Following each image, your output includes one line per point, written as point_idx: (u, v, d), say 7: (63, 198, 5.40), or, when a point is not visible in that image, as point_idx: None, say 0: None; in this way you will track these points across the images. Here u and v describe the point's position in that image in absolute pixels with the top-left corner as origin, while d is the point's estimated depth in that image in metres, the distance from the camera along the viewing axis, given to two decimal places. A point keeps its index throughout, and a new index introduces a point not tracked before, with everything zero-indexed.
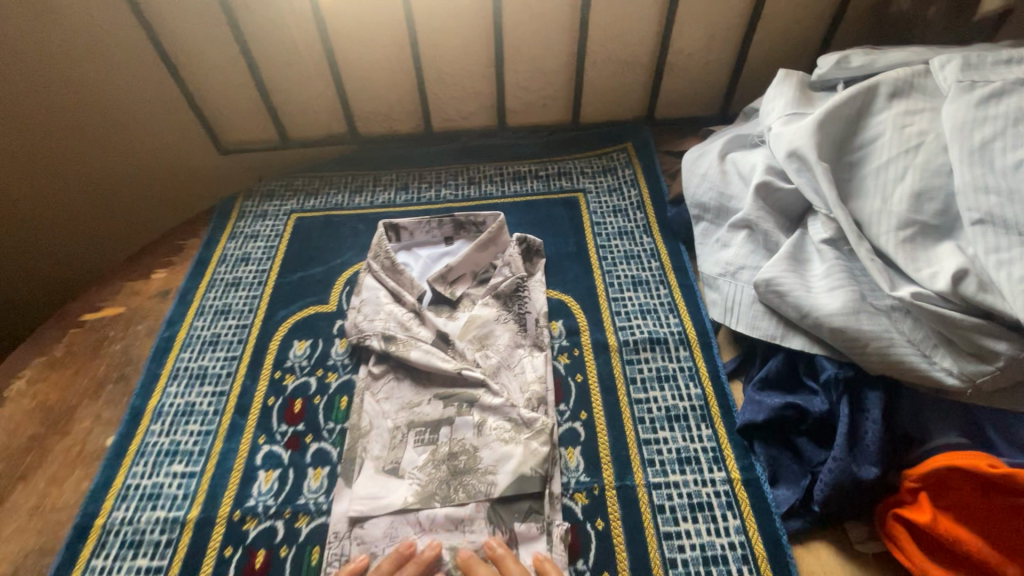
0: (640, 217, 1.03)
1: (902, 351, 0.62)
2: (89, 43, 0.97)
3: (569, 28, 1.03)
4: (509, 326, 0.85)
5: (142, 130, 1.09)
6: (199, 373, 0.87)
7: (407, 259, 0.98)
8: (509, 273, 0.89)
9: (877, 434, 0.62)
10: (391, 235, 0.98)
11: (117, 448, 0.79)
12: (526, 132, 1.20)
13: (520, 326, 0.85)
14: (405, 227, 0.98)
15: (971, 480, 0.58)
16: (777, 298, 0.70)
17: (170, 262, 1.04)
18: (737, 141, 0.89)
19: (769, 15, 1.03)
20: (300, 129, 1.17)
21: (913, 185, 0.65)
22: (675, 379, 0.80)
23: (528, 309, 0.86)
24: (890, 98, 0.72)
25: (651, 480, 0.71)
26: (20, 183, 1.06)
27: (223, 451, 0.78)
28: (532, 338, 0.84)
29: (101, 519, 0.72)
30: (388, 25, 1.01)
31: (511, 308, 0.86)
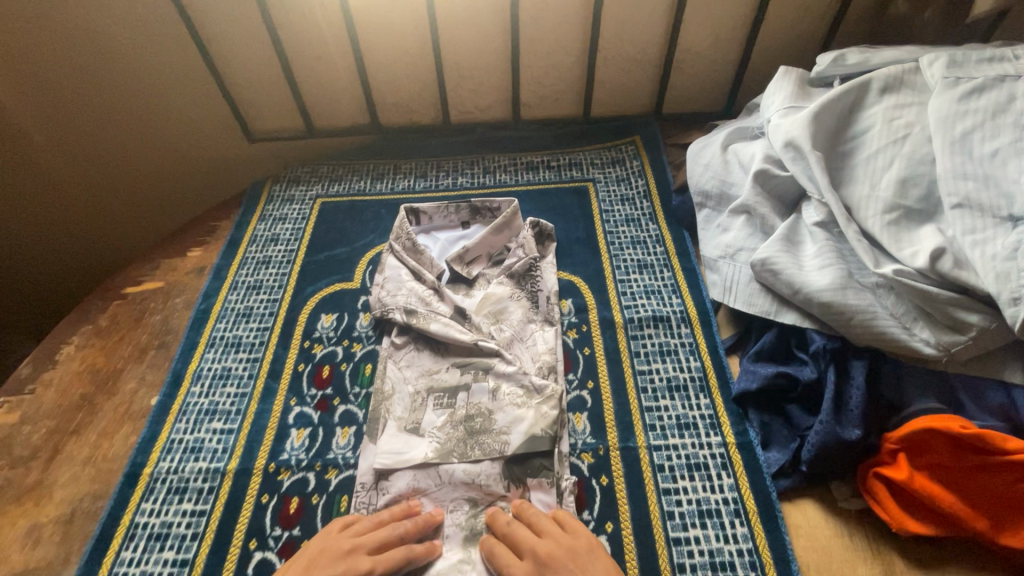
0: (647, 205, 1.09)
1: (884, 324, 0.68)
2: (133, 35, 1.04)
3: (582, 25, 1.09)
4: (522, 303, 0.91)
5: (179, 118, 1.16)
6: (234, 341, 0.94)
7: (426, 241, 1.04)
8: (523, 254, 0.95)
9: (861, 400, 0.68)
10: (412, 219, 1.05)
11: (161, 406, 0.86)
12: (539, 125, 1.26)
13: (533, 303, 0.91)
14: (425, 211, 1.04)
15: (948, 442, 0.64)
16: (772, 276, 0.75)
17: (205, 242, 1.11)
18: (738, 133, 0.95)
19: (772, 15, 1.08)
20: (325, 119, 1.24)
21: (899, 172, 0.71)
22: (677, 353, 0.86)
23: (539, 288, 0.92)
24: (881, 93, 0.77)
25: (652, 442, 0.78)
26: (68, 164, 1.15)
27: (258, 411, 0.85)
28: (543, 314, 0.90)
29: (149, 468, 0.80)
30: (412, 21, 1.08)
31: (524, 286, 0.92)
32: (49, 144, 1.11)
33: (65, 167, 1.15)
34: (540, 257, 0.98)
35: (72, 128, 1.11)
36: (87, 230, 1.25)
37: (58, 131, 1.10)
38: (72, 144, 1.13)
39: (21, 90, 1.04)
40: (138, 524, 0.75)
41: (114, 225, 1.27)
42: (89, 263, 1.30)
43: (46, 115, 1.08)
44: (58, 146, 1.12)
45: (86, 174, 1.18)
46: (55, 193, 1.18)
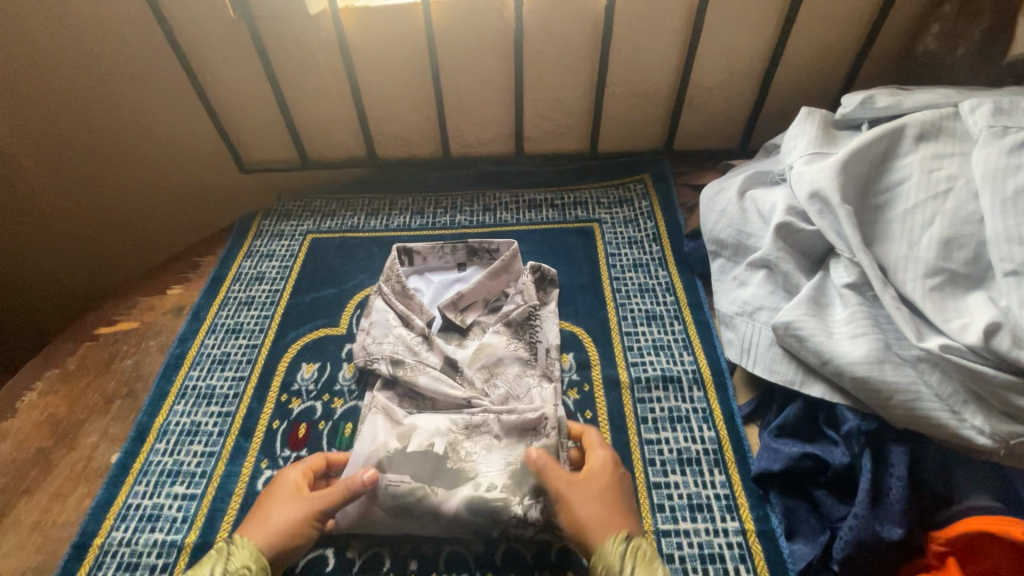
0: (656, 249, 1.01)
1: (928, 406, 0.60)
2: (122, 60, 1.00)
3: (590, 59, 1.04)
4: (519, 355, 0.82)
5: (165, 144, 1.12)
6: (207, 392, 0.87)
7: (418, 284, 0.97)
8: (521, 300, 0.85)
9: (903, 493, 0.59)
10: (404, 258, 0.97)
11: (121, 465, 0.79)
12: (543, 160, 1.20)
13: (531, 356, 0.82)
14: (418, 251, 0.96)
15: (1010, 551, 0.54)
16: (797, 342, 0.67)
17: (187, 279, 1.05)
18: (757, 178, 0.87)
19: (791, 52, 1.02)
20: (321, 151, 1.19)
21: (941, 232, 0.63)
22: (689, 421, 0.78)
23: (538, 338, 0.83)
24: (917, 140, 0.70)
25: (660, 527, 0.69)
26: (52, 187, 1.13)
27: (225, 473, 0.78)
28: (542, 368, 0.81)
29: (100, 539, 0.72)
30: (411, 53, 1.03)
31: (522, 336, 0.83)
32: (30, 163, 1.09)
33: (49, 191, 1.14)
34: (541, 305, 0.89)
35: (55, 149, 1.08)
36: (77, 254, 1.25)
37: (41, 152, 1.08)
38: (55, 165, 1.11)
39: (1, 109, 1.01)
40: None
41: (102, 251, 1.26)
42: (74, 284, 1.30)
43: (26, 135, 1.05)
44: (40, 168, 1.10)
45: (71, 198, 1.16)
46: (40, 217, 1.17)
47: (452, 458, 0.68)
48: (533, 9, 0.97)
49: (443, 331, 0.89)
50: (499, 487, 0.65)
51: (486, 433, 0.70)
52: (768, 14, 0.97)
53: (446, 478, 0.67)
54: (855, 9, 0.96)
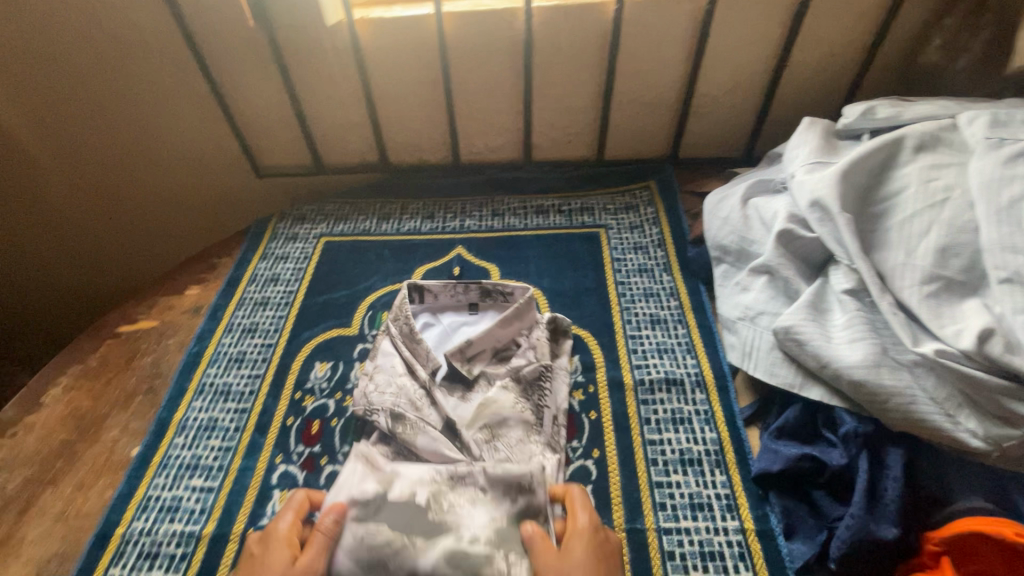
0: (661, 255, 1.04)
1: (923, 409, 0.61)
2: (147, 69, 1.04)
3: (597, 69, 1.07)
4: (525, 417, 0.78)
5: (185, 149, 1.16)
6: (224, 389, 0.90)
7: (428, 321, 0.94)
8: (533, 357, 0.84)
9: (898, 493, 0.61)
10: (414, 295, 0.94)
11: (141, 459, 0.82)
12: (551, 167, 1.23)
13: (537, 419, 0.78)
14: (430, 288, 0.93)
15: (998, 549, 0.57)
16: (796, 347, 0.69)
17: (204, 280, 1.08)
18: (760, 186, 0.89)
19: (795, 64, 1.05)
20: (334, 156, 1.22)
21: (938, 239, 0.65)
22: (691, 422, 0.80)
23: (546, 402, 0.80)
24: (915, 151, 0.72)
25: (662, 524, 0.71)
26: (70, 193, 1.19)
27: (241, 468, 0.80)
28: (547, 435, 0.77)
29: (121, 528, 0.75)
30: (423, 61, 1.06)
31: (530, 397, 0.80)
32: (50, 167, 1.14)
33: (66, 196, 1.19)
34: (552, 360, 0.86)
35: (77, 154, 1.13)
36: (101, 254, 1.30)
37: (63, 157, 1.13)
38: (76, 169, 1.15)
39: (27, 115, 1.07)
40: None
41: (122, 252, 1.31)
42: (93, 286, 1.36)
43: (53, 138, 1.10)
44: (62, 173, 1.15)
45: (86, 202, 1.21)
46: (57, 222, 1.22)
47: (434, 509, 0.61)
48: (542, 21, 1.00)
49: (446, 381, 0.85)
50: (483, 540, 0.58)
51: (472, 484, 0.64)
52: (772, 25, 0.99)
53: (427, 528, 0.59)
54: (858, 20, 0.98)
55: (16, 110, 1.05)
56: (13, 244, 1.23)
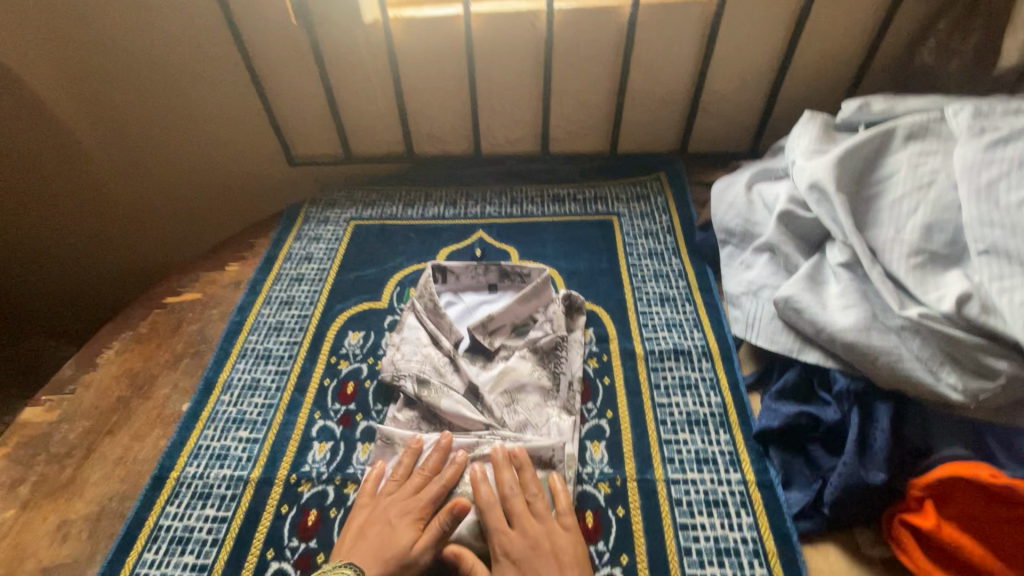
0: (670, 240, 1.11)
1: (909, 367, 0.68)
2: (195, 62, 1.12)
3: (613, 66, 1.14)
4: (542, 383, 0.85)
5: (226, 137, 1.25)
6: (264, 354, 0.97)
7: (451, 301, 1.01)
8: (549, 329, 0.90)
9: (885, 442, 0.67)
10: (438, 277, 1.01)
11: (191, 413, 0.89)
12: (567, 159, 1.30)
13: (554, 384, 0.86)
14: (452, 270, 1.01)
15: (976, 491, 0.62)
16: (795, 314, 0.76)
17: (243, 258, 1.16)
18: (763, 174, 0.97)
19: (798, 64, 1.12)
20: (363, 146, 1.30)
21: (924, 217, 0.72)
22: (697, 388, 0.86)
23: (563, 369, 0.87)
24: (906, 140, 0.79)
25: (670, 475, 0.77)
26: (114, 175, 1.29)
27: (283, 422, 0.88)
28: (563, 400, 0.84)
29: (175, 472, 0.82)
30: (451, 59, 1.14)
31: (547, 365, 0.87)
32: (99, 151, 1.24)
33: (110, 179, 1.30)
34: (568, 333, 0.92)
35: (122, 140, 1.23)
36: (144, 233, 1.42)
37: (108, 142, 1.23)
38: (119, 152, 1.25)
39: (79, 103, 1.17)
40: (161, 526, 0.77)
41: (164, 232, 1.42)
42: (126, 261, 1.48)
43: (105, 123, 1.20)
44: (107, 155, 1.26)
45: (127, 184, 1.31)
46: (99, 201, 1.33)
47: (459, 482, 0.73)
48: (563, 22, 1.08)
49: (469, 352, 0.92)
50: None
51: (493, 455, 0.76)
52: (778, 27, 1.07)
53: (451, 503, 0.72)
54: (858, 23, 1.06)
55: (69, 97, 1.16)
56: (58, 216, 1.35)
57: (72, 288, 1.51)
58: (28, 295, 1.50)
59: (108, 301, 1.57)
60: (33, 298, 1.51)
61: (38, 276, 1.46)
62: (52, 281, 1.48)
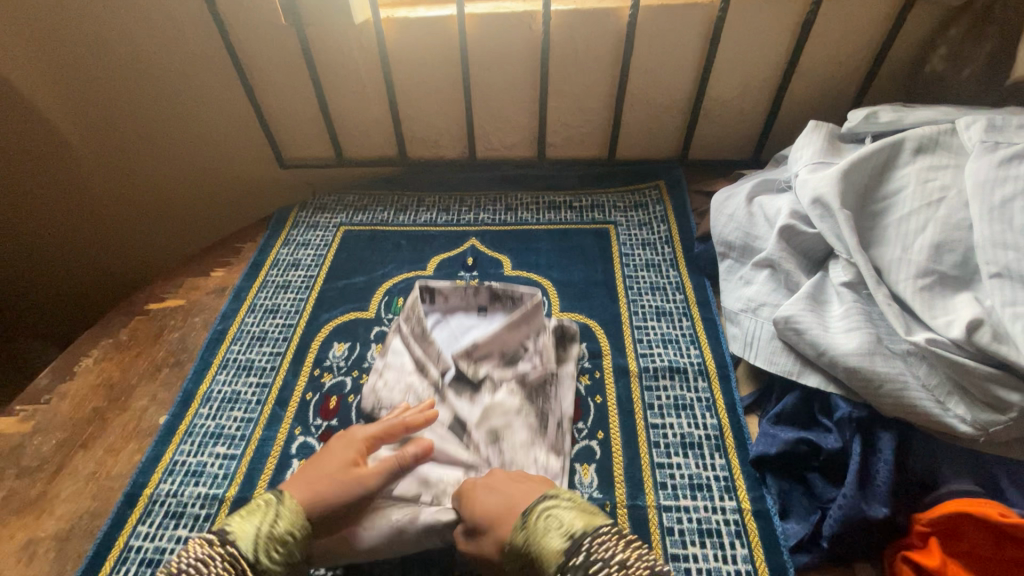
0: (668, 251, 1.07)
1: (915, 396, 0.65)
2: (181, 62, 1.09)
3: (611, 71, 1.11)
4: (528, 422, 0.80)
5: (214, 139, 1.22)
6: (246, 365, 0.94)
7: (439, 325, 0.96)
8: (539, 362, 0.84)
9: (889, 475, 0.64)
10: (426, 297, 0.96)
11: (168, 426, 0.86)
12: (563, 165, 1.27)
13: (541, 423, 0.80)
14: (441, 291, 0.96)
15: (986, 531, 0.59)
16: (795, 335, 0.73)
17: (229, 263, 1.13)
18: (765, 186, 0.93)
19: (804, 70, 1.08)
20: (355, 149, 1.27)
21: (933, 236, 0.68)
22: (692, 409, 0.83)
23: (551, 407, 0.81)
24: (915, 152, 0.76)
25: (662, 502, 0.74)
26: (97, 174, 1.26)
27: (262, 437, 0.85)
28: (550, 442, 0.79)
29: (149, 489, 0.79)
30: (445, 61, 1.11)
31: (535, 402, 0.82)
32: (83, 152, 1.22)
33: (92, 176, 1.26)
34: (558, 366, 0.86)
35: (108, 139, 1.20)
36: (132, 235, 1.39)
37: (92, 142, 1.21)
38: (104, 151, 1.22)
39: (62, 101, 1.14)
40: (131, 547, 0.74)
41: (153, 235, 1.40)
42: (107, 262, 1.45)
43: (92, 123, 1.17)
44: (91, 155, 1.23)
45: (112, 183, 1.28)
46: (82, 199, 1.30)
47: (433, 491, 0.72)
48: (560, 24, 1.04)
49: (454, 383, 0.85)
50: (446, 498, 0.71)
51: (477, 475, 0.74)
52: (783, 32, 1.03)
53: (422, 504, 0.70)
54: (866, 29, 1.02)
55: (53, 97, 1.13)
56: (40, 215, 1.32)
57: (52, 287, 1.48)
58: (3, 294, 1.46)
59: (89, 302, 1.54)
60: (11, 299, 1.48)
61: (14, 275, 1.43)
62: (29, 279, 1.45)
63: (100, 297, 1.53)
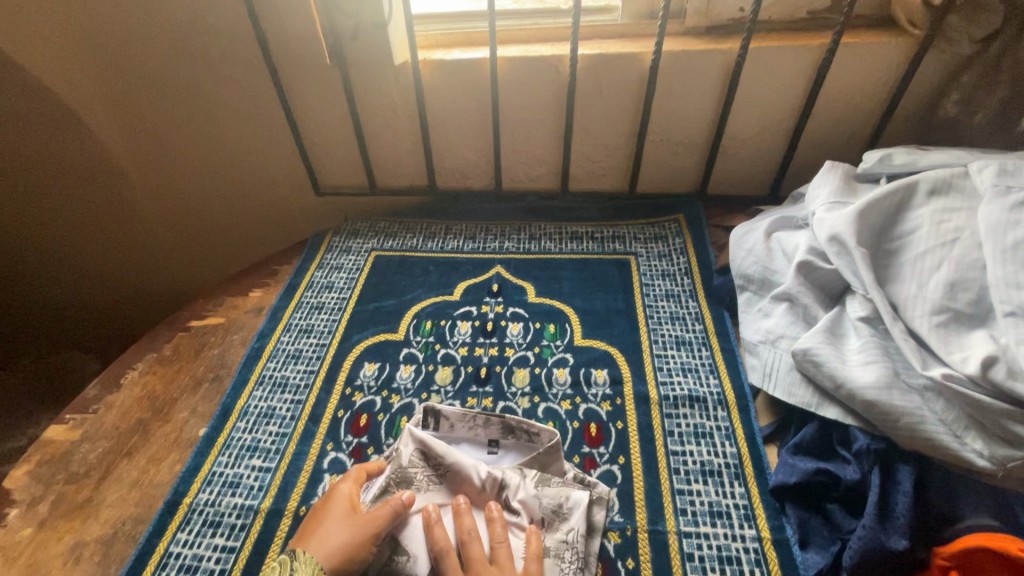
0: (687, 282, 1.11)
1: (932, 430, 0.67)
2: (232, 98, 1.18)
3: (633, 110, 1.16)
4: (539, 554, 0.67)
5: (257, 167, 1.30)
6: (281, 382, 0.99)
7: None
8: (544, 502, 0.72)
9: (908, 507, 0.66)
10: (429, 420, 0.81)
11: (208, 438, 0.91)
12: (585, 198, 1.32)
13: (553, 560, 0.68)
14: (448, 416, 0.80)
15: (1006, 565, 0.60)
16: (813, 367, 0.76)
17: (266, 284, 1.19)
18: (782, 222, 0.97)
19: (819, 112, 1.13)
20: (388, 179, 1.34)
21: (947, 275, 0.71)
22: (712, 437, 0.85)
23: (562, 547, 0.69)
24: (929, 195, 0.79)
25: (682, 528, 0.75)
26: (148, 198, 1.36)
27: (296, 452, 0.89)
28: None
29: (188, 498, 0.83)
30: (476, 100, 1.18)
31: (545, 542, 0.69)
32: (135, 178, 1.32)
33: (139, 198, 1.36)
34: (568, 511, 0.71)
35: (159, 165, 1.29)
36: (179, 254, 1.49)
37: (144, 167, 1.30)
38: (155, 176, 1.31)
39: (122, 131, 1.24)
40: (171, 553, 0.77)
41: (196, 254, 1.49)
42: (154, 278, 1.56)
43: (146, 151, 1.27)
44: (142, 179, 1.32)
45: (158, 205, 1.37)
46: (131, 218, 1.40)
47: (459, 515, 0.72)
48: (586, 67, 1.11)
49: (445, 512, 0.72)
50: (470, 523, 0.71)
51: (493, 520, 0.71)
52: (798, 76, 1.08)
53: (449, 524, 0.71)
54: (879, 75, 1.07)
55: (112, 125, 1.23)
56: (98, 234, 1.44)
57: (91, 299, 1.60)
58: (53, 302, 1.60)
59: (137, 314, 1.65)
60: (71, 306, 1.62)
61: (59, 285, 1.56)
62: (75, 291, 1.58)
63: (132, 311, 1.64)
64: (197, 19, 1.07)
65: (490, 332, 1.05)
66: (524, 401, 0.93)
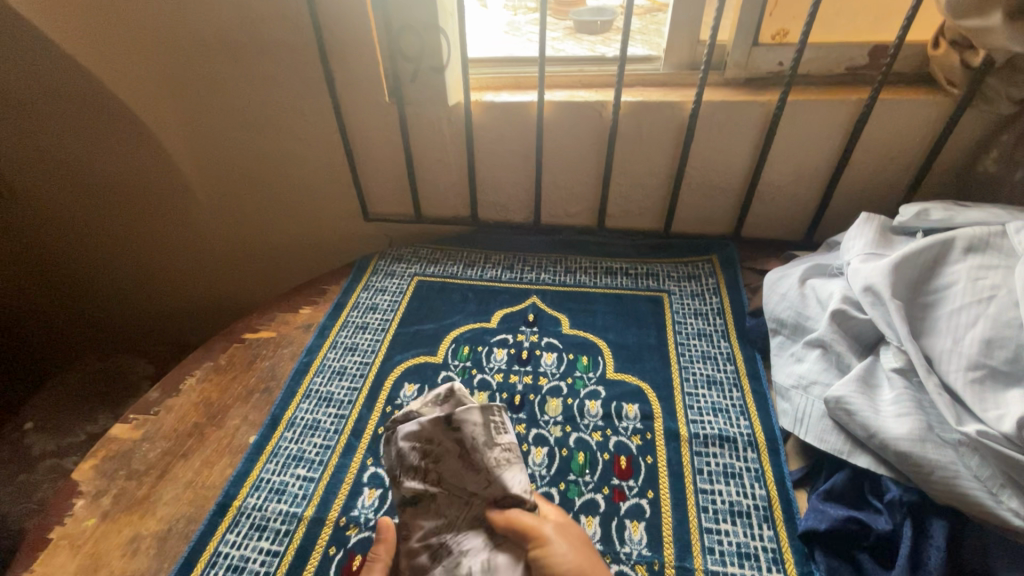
0: (719, 322, 1.13)
1: (966, 485, 0.68)
2: (296, 130, 1.28)
3: (672, 155, 1.21)
4: None
5: (313, 193, 1.40)
6: (327, 397, 1.05)
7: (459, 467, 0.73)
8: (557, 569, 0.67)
9: (940, 560, 0.66)
10: None
11: (258, 446, 0.97)
12: (621, 235, 1.37)
13: None
14: None
15: None
16: (846, 415, 0.77)
17: (315, 303, 1.27)
18: (817, 270, 0.99)
19: (855, 164, 1.16)
20: (433, 209, 1.42)
21: (984, 332, 0.72)
22: (741, 478, 0.86)
23: None
24: (966, 251, 0.81)
25: (709, 566, 0.77)
26: (212, 216, 1.47)
27: (338, 464, 0.94)
28: None
29: (237, 501, 0.88)
30: (520, 139, 1.25)
31: None
32: (202, 198, 1.43)
33: (204, 216, 1.47)
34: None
35: (225, 187, 1.40)
36: (235, 269, 1.59)
37: (211, 189, 1.41)
38: (220, 197, 1.42)
39: (196, 156, 1.35)
40: (220, 553, 0.82)
41: (251, 270, 1.59)
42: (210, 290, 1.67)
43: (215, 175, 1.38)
44: (209, 201, 1.44)
45: (220, 224, 1.48)
46: (195, 234, 1.51)
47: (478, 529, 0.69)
48: (627, 114, 1.17)
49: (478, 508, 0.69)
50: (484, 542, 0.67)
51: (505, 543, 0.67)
52: (835, 129, 1.12)
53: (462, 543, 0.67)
54: (916, 131, 1.09)
55: (188, 151, 1.34)
56: (165, 247, 1.56)
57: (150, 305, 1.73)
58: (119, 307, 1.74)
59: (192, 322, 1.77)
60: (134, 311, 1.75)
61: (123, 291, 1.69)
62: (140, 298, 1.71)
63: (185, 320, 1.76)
64: (272, 61, 1.18)
65: (525, 361, 1.09)
66: (556, 429, 0.96)
